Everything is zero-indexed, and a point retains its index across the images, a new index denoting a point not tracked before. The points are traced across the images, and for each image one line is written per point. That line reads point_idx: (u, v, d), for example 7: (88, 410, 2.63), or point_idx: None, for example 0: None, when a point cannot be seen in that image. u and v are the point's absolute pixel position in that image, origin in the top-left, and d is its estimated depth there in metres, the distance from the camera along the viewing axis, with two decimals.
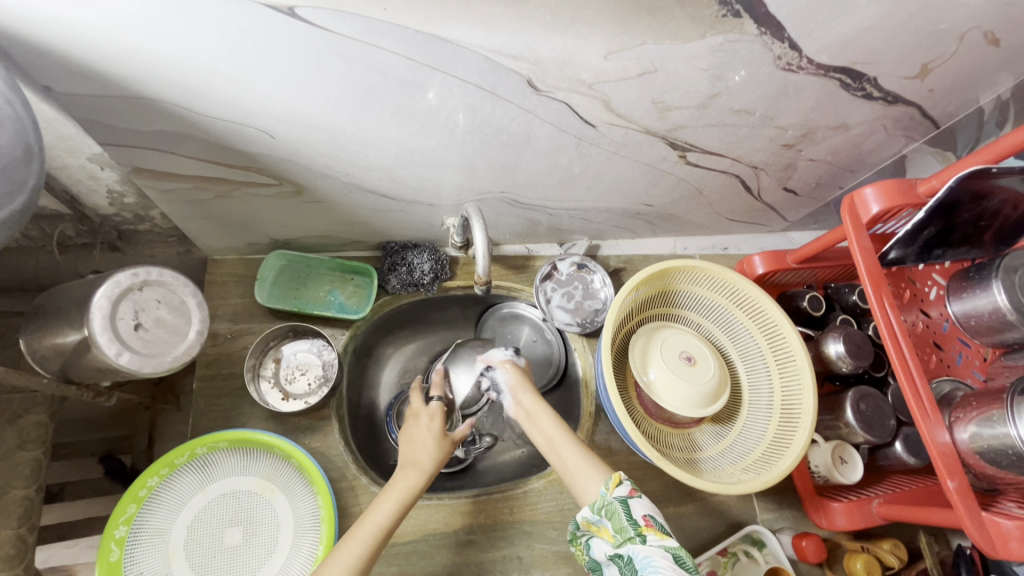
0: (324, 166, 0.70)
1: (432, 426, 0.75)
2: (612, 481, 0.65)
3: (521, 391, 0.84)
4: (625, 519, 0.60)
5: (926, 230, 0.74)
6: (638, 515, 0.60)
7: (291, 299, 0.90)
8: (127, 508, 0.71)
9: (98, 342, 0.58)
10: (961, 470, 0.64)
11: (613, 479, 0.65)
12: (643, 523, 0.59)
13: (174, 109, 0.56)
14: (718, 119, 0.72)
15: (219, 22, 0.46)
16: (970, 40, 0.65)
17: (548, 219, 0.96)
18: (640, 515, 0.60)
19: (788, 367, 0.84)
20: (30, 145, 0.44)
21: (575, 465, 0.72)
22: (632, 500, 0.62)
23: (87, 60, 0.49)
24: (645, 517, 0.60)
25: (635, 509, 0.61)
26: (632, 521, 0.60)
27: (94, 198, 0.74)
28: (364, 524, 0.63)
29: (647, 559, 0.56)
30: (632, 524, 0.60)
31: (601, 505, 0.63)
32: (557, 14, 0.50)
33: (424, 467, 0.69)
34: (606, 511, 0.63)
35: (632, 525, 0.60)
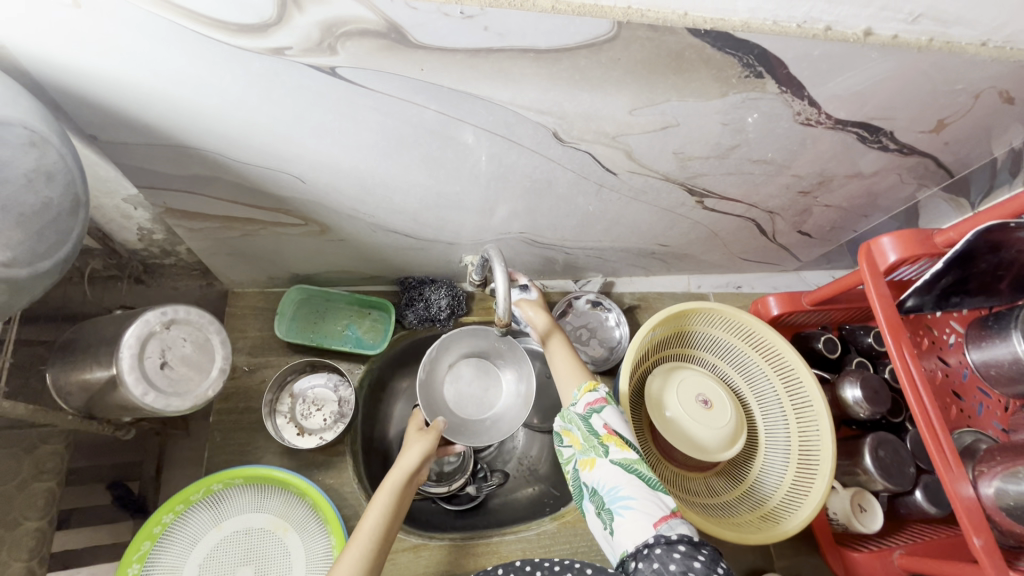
0: (350, 208, 0.71)
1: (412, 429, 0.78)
2: (585, 386, 0.70)
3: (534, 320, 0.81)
4: (589, 432, 0.66)
5: (944, 280, 0.74)
6: (601, 428, 0.65)
7: (309, 332, 0.91)
8: (141, 545, 0.71)
9: (125, 380, 0.59)
10: (986, 526, 0.64)
11: (587, 385, 0.70)
12: (605, 433, 0.64)
13: (212, 156, 0.58)
14: (736, 167, 0.74)
15: (263, 80, 0.48)
16: (986, 99, 0.66)
17: (565, 257, 0.97)
18: (601, 427, 0.65)
19: (805, 412, 0.83)
20: (77, 196, 0.46)
21: (562, 371, 0.76)
22: (596, 411, 0.67)
23: (134, 112, 0.51)
24: (606, 428, 0.65)
25: (598, 422, 0.66)
26: (595, 434, 0.65)
27: (124, 234, 0.76)
28: (355, 538, 0.62)
29: (614, 483, 0.61)
30: (595, 436, 0.65)
31: (570, 416, 0.69)
32: (586, 74, 0.52)
33: (404, 468, 0.70)
34: (572, 422, 0.68)
35: (595, 437, 0.65)
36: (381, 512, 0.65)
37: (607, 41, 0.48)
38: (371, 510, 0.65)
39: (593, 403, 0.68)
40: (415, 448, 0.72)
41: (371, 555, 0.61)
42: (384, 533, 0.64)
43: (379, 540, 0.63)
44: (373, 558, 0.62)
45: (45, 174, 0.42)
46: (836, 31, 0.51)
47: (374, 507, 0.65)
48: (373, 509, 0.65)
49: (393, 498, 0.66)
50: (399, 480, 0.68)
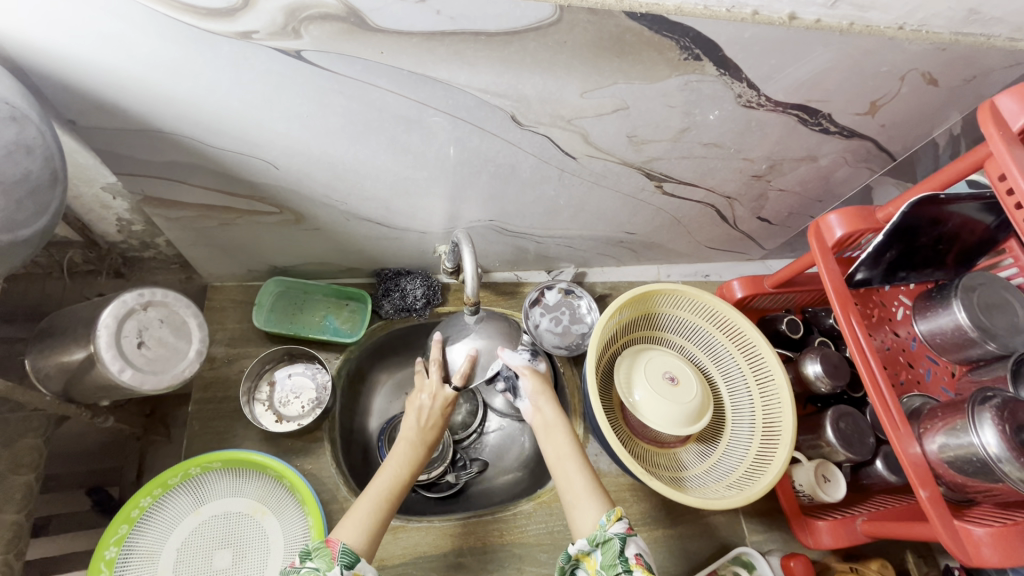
0: (322, 195, 0.75)
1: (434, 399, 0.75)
2: (614, 513, 0.64)
3: (543, 399, 0.79)
4: (616, 556, 0.60)
5: (888, 253, 0.79)
6: (630, 555, 0.60)
7: (287, 323, 0.93)
8: (119, 528, 0.73)
9: (103, 357, 0.61)
10: (932, 480, 0.67)
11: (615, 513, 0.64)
12: (634, 561, 0.59)
13: (186, 141, 0.61)
14: (689, 151, 0.78)
15: (233, 63, 0.52)
16: (911, 81, 0.72)
17: (536, 247, 1.01)
18: (633, 554, 0.60)
19: (767, 385, 0.86)
20: (56, 171, 0.49)
21: (581, 490, 0.70)
22: (629, 538, 0.61)
23: (112, 96, 0.54)
24: (636, 557, 0.60)
25: (629, 547, 0.61)
26: (624, 559, 0.59)
27: (104, 226, 0.78)
28: (371, 490, 0.69)
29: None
30: (622, 561, 0.59)
31: (599, 538, 0.62)
32: (536, 57, 0.56)
33: (425, 427, 0.74)
34: (599, 544, 0.62)
35: (622, 562, 0.59)
36: (399, 469, 0.71)
37: (551, 24, 0.52)
38: (390, 465, 0.72)
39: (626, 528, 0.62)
40: (417, 407, 0.75)
41: (388, 504, 0.68)
42: (399, 486, 0.70)
43: (395, 492, 0.69)
44: (388, 507, 0.68)
45: (25, 147, 0.45)
46: (762, 15, 0.56)
47: (392, 463, 0.71)
48: (392, 463, 0.72)
49: (410, 455, 0.72)
50: (416, 440, 0.73)
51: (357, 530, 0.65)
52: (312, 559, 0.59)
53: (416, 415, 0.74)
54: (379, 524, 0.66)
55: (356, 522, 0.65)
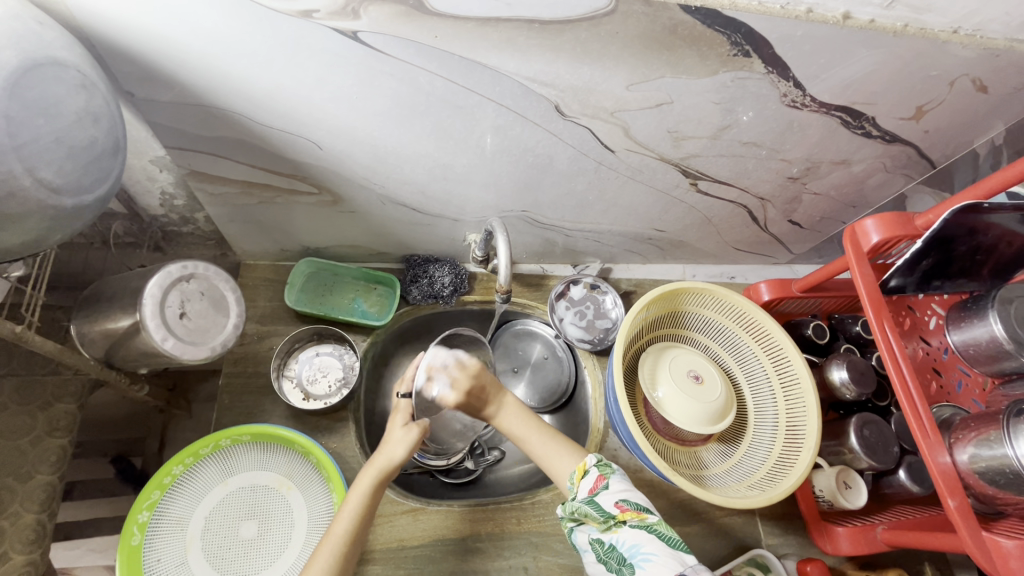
0: (361, 177, 0.76)
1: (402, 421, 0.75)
2: (578, 474, 0.70)
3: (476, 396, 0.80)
4: (599, 514, 0.65)
5: (924, 261, 0.78)
6: (611, 506, 0.65)
7: (317, 303, 0.95)
8: (151, 494, 0.74)
9: (147, 325, 0.62)
10: (961, 490, 0.66)
11: (579, 470, 0.70)
12: (617, 511, 0.64)
13: (237, 118, 0.63)
14: (728, 149, 0.78)
15: (289, 43, 0.53)
16: (960, 87, 0.71)
17: (564, 240, 1.01)
18: (613, 504, 0.65)
19: (793, 388, 0.86)
20: (118, 140, 0.51)
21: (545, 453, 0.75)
22: (599, 495, 0.66)
23: (173, 70, 0.55)
24: (617, 505, 0.65)
25: (606, 502, 0.65)
26: (607, 513, 0.64)
27: (148, 199, 0.79)
28: (326, 540, 0.66)
29: (636, 546, 0.61)
30: (609, 516, 0.64)
31: (573, 506, 0.68)
32: (585, 47, 0.57)
33: (379, 465, 0.71)
34: (579, 513, 0.67)
35: (608, 516, 0.64)
36: (350, 517, 0.67)
37: (605, 14, 0.53)
38: (345, 508, 0.68)
39: (593, 488, 0.67)
40: (396, 430, 0.74)
41: (339, 558, 0.64)
42: (353, 532, 0.67)
43: (348, 541, 0.66)
44: (344, 558, 0.65)
45: (93, 114, 0.47)
46: (816, 13, 0.56)
47: (344, 510, 0.68)
48: (346, 506, 0.68)
49: (364, 493, 0.69)
50: (373, 478, 0.70)
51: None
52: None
53: (402, 440, 0.73)
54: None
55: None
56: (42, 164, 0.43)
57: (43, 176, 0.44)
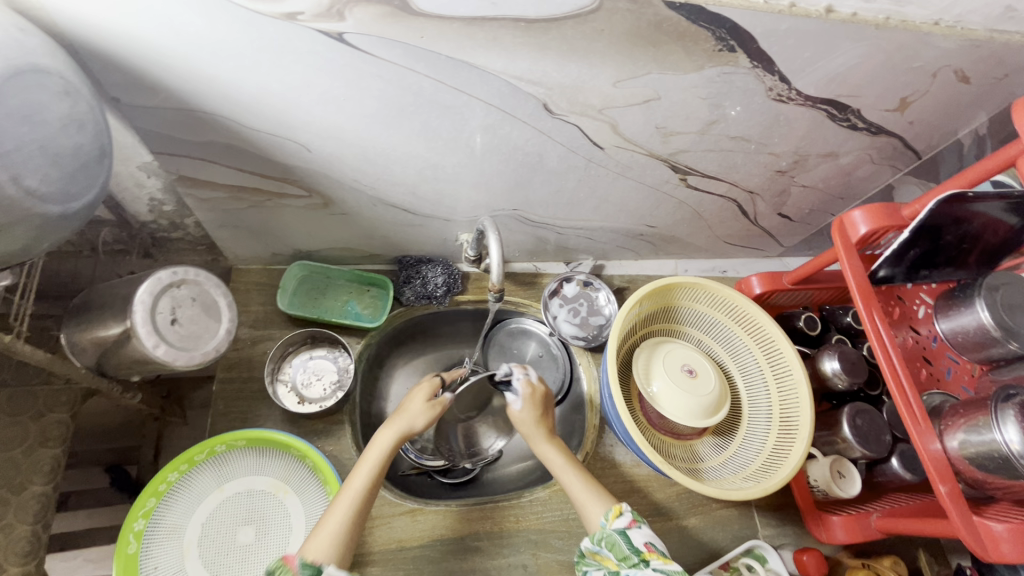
0: (351, 179, 0.75)
1: (422, 391, 0.80)
2: (613, 512, 0.72)
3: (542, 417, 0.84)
4: (627, 547, 0.67)
5: (912, 251, 0.78)
6: (640, 544, 0.67)
7: (310, 306, 0.94)
8: (146, 502, 0.73)
9: (139, 332, 0.62)
10: (952, 476, 0.67)
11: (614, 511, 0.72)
12: (645, 550, 0.66)
13: (224, 122, 0.62)
14: (716, 144, 0.79)
15: (275, 45, 0.53)
16: (943, 78, 0.71)
17: (556, 237, 1.01)
18: (642, 543, 0.67)
19: (786, 380, 0.87)
20: (103, 146, 0.50)
21: (579, 492, 0.76)
22: (631, 531, 0.69)
23: (157, 75, 0.55)
24: (646, 546, 0.67)
25: (636, 538, 0.68)
26: (636, 549, 0.66)
27: (136, 206, 0.79)
28: (343, 494, 0.70)
29: None
30: (635, 552, 0.66)
31: (602, 535, 0.70)
32: (572, 45, 0.57)
33: (399, 429, 0.75)
34: (606, 542, 0.69)
35: (635, 552, 0.66)
36: (369, 474, 0.71)
37: (590, 12, 0.53)
38: (362, 466, 0.72)
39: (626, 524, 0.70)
40: (418, 399, 0.79)
41: (357, 510, 0.69)
42: (371, 487, 0.71)
43: (365, 496, 0.70)
44: (361, 511, 0.69)
45: (76, 121, 0.46)
46: (799, 7, 0.56)
47: (363, 465, 0.72)
48: (365, 463, 0.72)
49: (383, 453, 0.73)
50: (392, 440, 0.74)
51: (326, 534, 0.66)
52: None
53: (422, 408, 0.78)
54: (347, 530, 0.67)
55: (327, 528, 0.66)
56: (27, 173, 0.43)
57: (29, 185, 0.43)
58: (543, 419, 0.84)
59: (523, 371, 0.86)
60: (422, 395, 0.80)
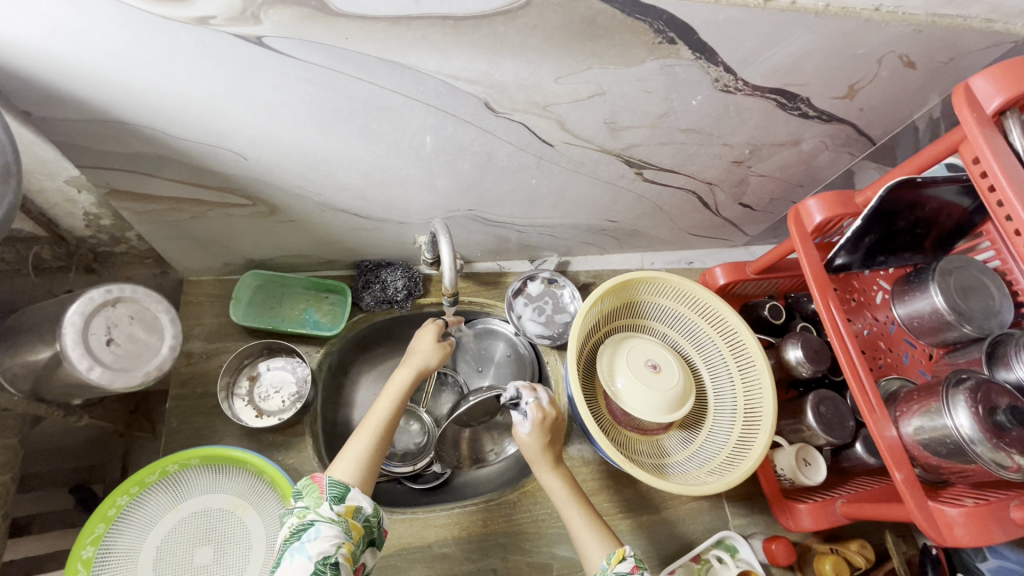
0: (296, 186, 0.73)
1: (432, 333, 0.83)
2: (614, 555, 0.67)
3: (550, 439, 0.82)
4: None
5: (867, 238, 0.78)
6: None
7: (266, 317, 0.92)
8: (95, 528, 0.71)
9: (69, 355, 0.60)
10: (907, 462, 0.67)
11: (617, 554, 0.67)
12: None
13: (149, 133, 0.60)
14: (668, 137, 0.78)
15: (189, 52, 0.50)
16: (889, 63, 0.71)
17: (518, 236, 1.00)
18: None
19: (748, 371, 0.87)
20: (8, 165, 0.48)
21: (582, 531, 0.73)
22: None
23: (69, 87, 0.52)
24: None
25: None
26: None
27: (71, 221, 0.76)
28: (367, 422, 0.72)
29: None
30: None
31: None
32: (506, 42, 0.55)
33: (415, 365, 0.79)
34: None
35: None
36: (392, 405, 0.75)
37: (519, 7, 0.51)
38: (383, 399, 0.76)
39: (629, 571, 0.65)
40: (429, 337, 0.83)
41: (381, 435, 0.72)
42: (393, 418, 0.74)
43: (389, 424, 0.73)
44: (384, 437, 0.72)
45: None
46: None
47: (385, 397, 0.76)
48: (386, 396, 0.76)
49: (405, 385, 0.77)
50: (409, 374, 0.78)
51: (354, 454, 0.69)
52: (302, 498, 0.62)
53: (432, 348, 0.82)
54: (373, 454, 0.70)
55: (355, 450, 0.69)
56: None
57: None
58: (550, 446, 0.81)
59: (533, 393, 0.82)
60: (430, 335, 0.83)
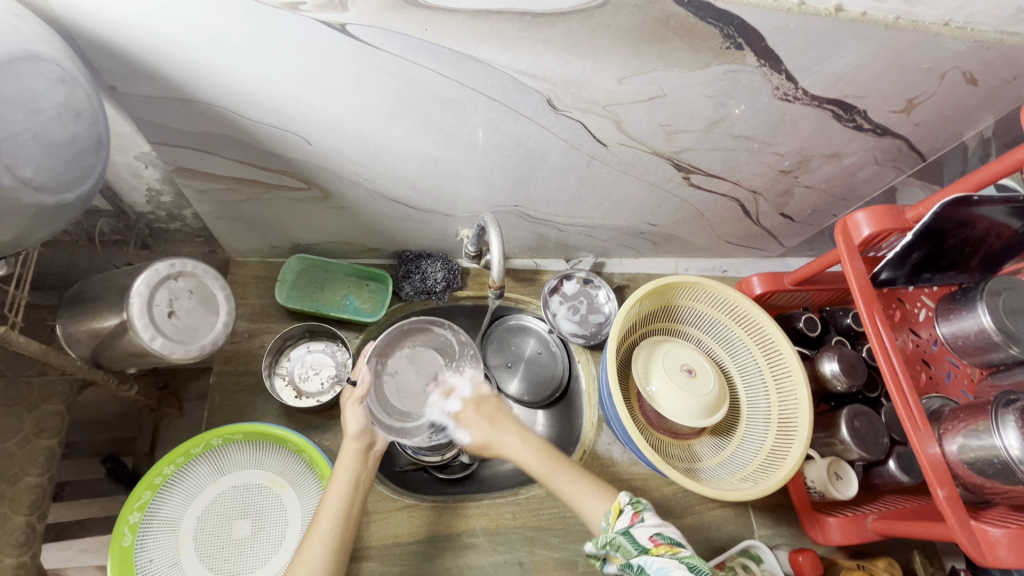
0: (352, 172, 0.75)
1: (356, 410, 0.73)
2: (613, 513, 0.69)
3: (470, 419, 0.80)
4: (632, 547, 0.65)
5: (914, 254, 0.78)
6: (646, 540, 0.64)
7: (308, 300, 0.94)
8: (142, 495, 0.73)
9: (135, 325, 0.61)
10: (950, 480, 0.66)
11: (613, 510, 0.70)
12: (651, 544, 0.63)
13: (224, 113, 0.62)
14: (720, 143, 0.78)
15: (277, 37, 0.52)
16: (950, 80, 0.71)
17: (557, 234, 1.01)
18: (647, 538, 0.64)
19: (784, 381, 0.86)
20: (100, 137, 0.50)
21: (574, 492, 0.74)
22: (635, 528, 0.66)
23: (156, 65, 0.54)
24: (652, 539, 0.64)
25: (641, 535, 0.65)
26: (640, 546, 0.64)
27: (133, 196, 0.78)
28: (315, 527, 0.67)
29: (664, 569, 0.59)
30: (642, 548, 0.64)
31: (606, 540, 0.67)
32: (578, 40, 0.56)
33: (354, 448, 0.72)
34: (611, 545, 0.67)
35: (641, 549, 0.64)
36: (338, 505, 0.68)
37: (596, 7, 0.52)
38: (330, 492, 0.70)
39: (628, 522, 0.67)
40: (351, 415, 0.73)
41: (336, 539, 0.66)
42: (344, 516, 0.68)
43: (341, 525, 0.67)
44: (338, 540, 0.66)
45: (73, 110, 0.46)
46: (808, 6, 0.56)
47: (331, 496, 0.69)
48: (332, 493, 0.69)
49: (347, 476, 0.70)
50: (350, 461, 0.71)
51: (311, 567, 0.63)
52: None
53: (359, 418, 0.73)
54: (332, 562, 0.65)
55: (309, 559, 0.64)
56: (22, 163, 0.43)
57: (23, 174, 0.43)
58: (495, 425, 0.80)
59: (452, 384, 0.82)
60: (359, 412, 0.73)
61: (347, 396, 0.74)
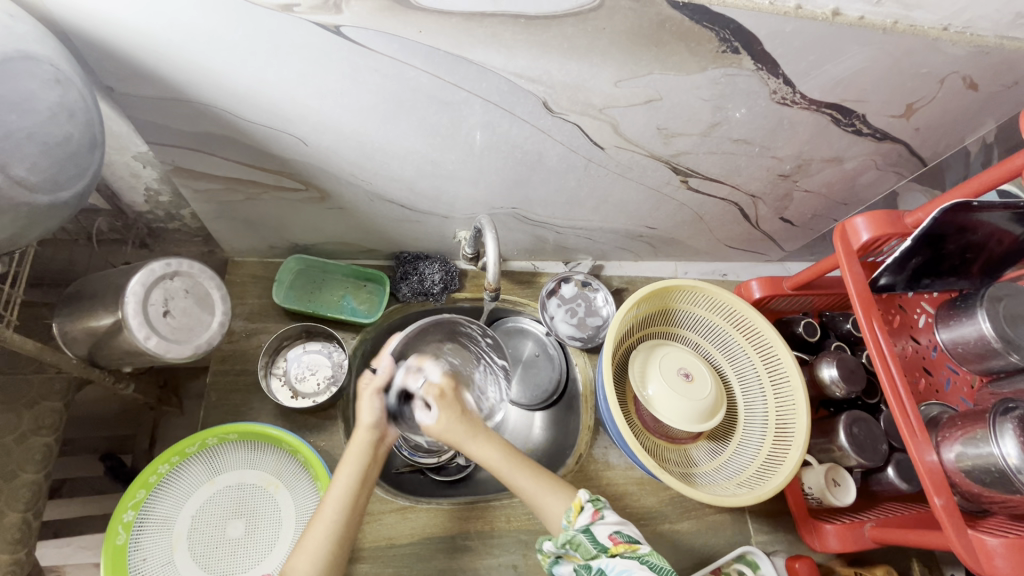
0: (349, 173, 0.75)
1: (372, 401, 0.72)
2: (573, 510, 0.68)
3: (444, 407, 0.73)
4: (592, 546, 0.64)
5: (913, 260, 0.77)
6: (605, 538, 0.65)
7: (306, 301, 0.94)
8: (136, 493, 0.73)
9: (129, 324, 0.62)
10: (948, 488, 0.65)
11: (574, 507, 0.68)
12: (611, 543, 0.64)
13: (221, 114, 0.62)
14: (718, 146, 0.78)
15: (271, 39, 0.52)
16: (950, 84, 0.70)
17: (556, 237, 1.01)
18: (607, 537, 0.65)
19: (782, 387, 0.86)
20: (95, 136, 0.50)
21: (535, 490, 0.71)
22: (595, 526, 0.66)
23: (152, 66, 0.55)
24: (611, 538, 0.65)
25: (599, 533, 0.65)
26: (602, 546, 0.64)
27: (132, 195, 0.79)
28: (316, 520, 0.66)
29: (625, 572, 0.60)
30: (601, 548, 0.64)
31: (566, 538, 0.66)
32: (573, 43, 0.56)
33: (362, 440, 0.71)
34: (570, 544, 0.66)
35: (601, 549, 0.64)
36: (342, 498, 0.68)
37: (591, 10, 0.52)
38: (336, 485, 0.69)
39: (587, 521, 0.67)
40: (368, 405, 0.72)
41: (340, 529, 0.66)
42: (349, 508, 0.68)
43: (345, 518, 0.67)
44: (342, 532, 0.66)
45: (68, 110, 0.46)
46: (805, 9, 0.56)
47: (335, 489, 0.68)
48: (338, 484, 0.69)
49: (356, 469, 0.70)
50: (358, 452, 0.71)
51: (311, 560, 0.63)
52: None
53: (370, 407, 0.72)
54: (335, 552, 0.65)
55: (309, 552, 0.64)
56: (15, 163, 0.43)
57: (17, 173, 0.43)
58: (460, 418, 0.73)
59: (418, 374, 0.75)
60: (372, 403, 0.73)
61: (366, 384, 0.74)
